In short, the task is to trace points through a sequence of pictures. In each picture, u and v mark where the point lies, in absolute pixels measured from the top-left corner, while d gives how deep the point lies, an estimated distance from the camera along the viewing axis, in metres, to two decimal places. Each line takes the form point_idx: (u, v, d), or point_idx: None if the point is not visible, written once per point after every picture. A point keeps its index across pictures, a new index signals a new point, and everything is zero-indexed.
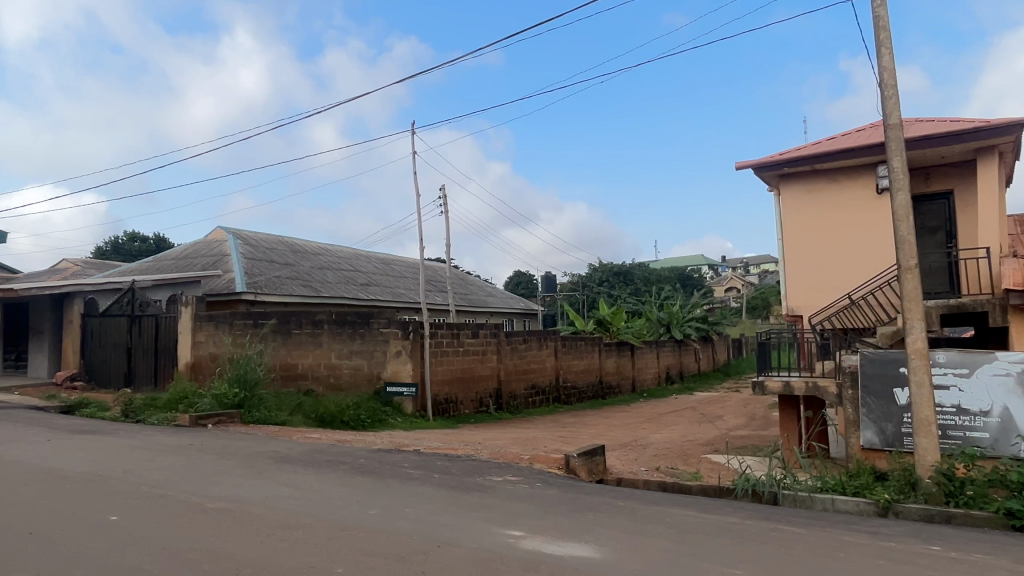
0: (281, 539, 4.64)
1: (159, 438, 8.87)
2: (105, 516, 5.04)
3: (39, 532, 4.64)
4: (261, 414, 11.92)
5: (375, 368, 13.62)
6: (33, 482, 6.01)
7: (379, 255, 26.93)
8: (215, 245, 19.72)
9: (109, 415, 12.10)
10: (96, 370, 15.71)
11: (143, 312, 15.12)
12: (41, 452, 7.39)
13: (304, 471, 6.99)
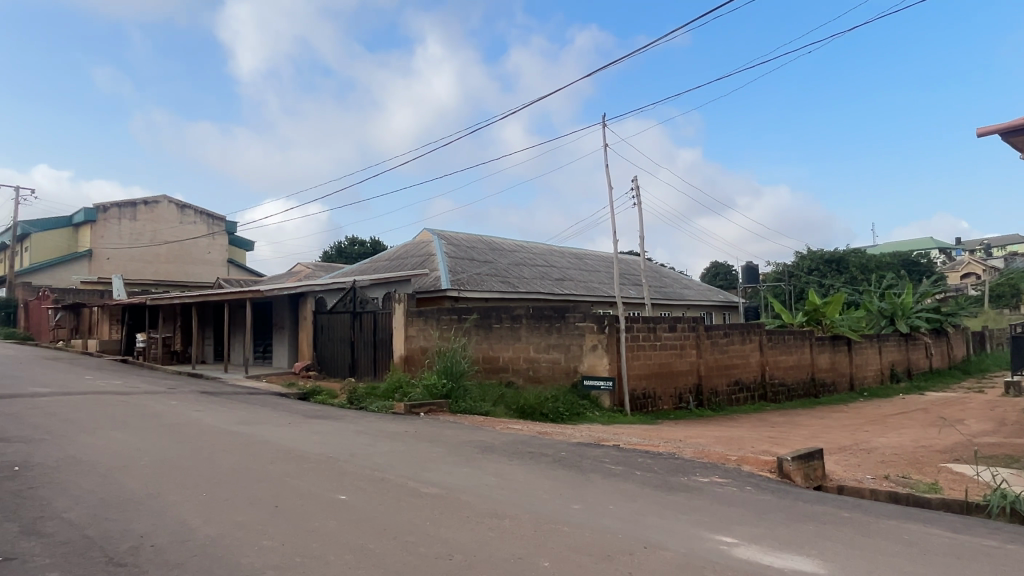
0: (490, 528, 4.78)
1: (379, 424, 9.68)
2: (336, 495, 5.54)
3: (283, 506, 5.21)
4: (467, 404, 12.53)
5: (572, 362, 13.78)
6: (279, 460, 6.80)
7: (573, 249, 27.16)
8: (423, 246, 21.15)
9: (338, 401, 13.46)
10: (326, 361, 17.56)
11: (363, 309, 16.61)
12: (285, 434, 8.38)
13: (509, 462, 7.19)
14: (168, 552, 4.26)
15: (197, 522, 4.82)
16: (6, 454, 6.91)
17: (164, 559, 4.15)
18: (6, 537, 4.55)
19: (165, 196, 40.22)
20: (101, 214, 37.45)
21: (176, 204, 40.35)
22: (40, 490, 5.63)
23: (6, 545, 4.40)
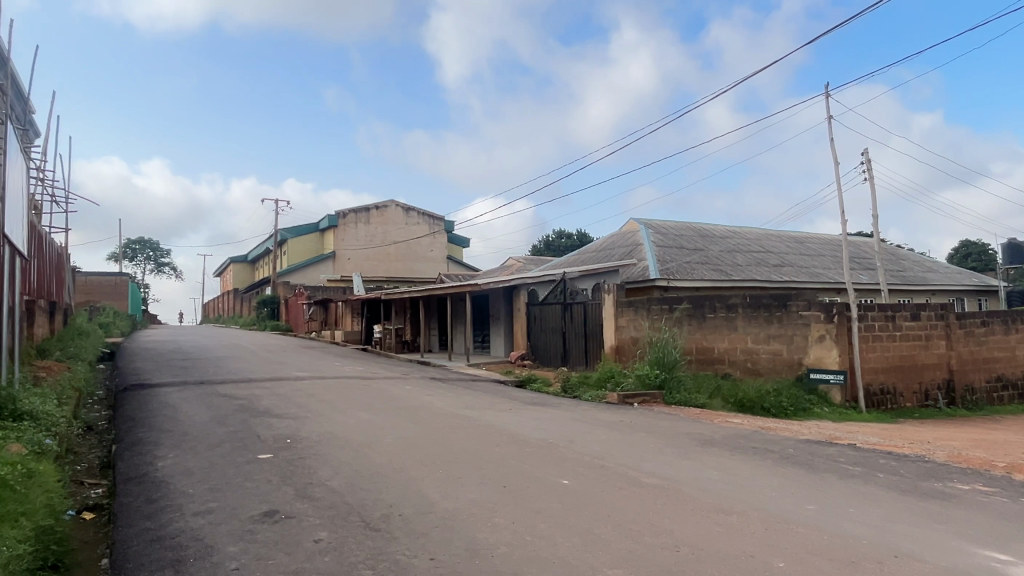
0: (717, 523, 4.64)
1: (595, 413, 9.81)
2: (559, 480, 5.72)
3: (511, 487, 5.48)
4: (682, 396, 12.24)
5: (795, 354, 12.83)
6: (504, 444, 7.17)
7: (792, 233, 25.30)
8: (629, 236, 21.03)
9: (552, 389, 13.88)
10: (540, 351, 18.17)
11: (573, 300, 16.94)
12: (507, 419, 8.82)
13: (731, 457, 6.91)
14: (414, 522, 4.69)
15: (436, 496, 5.25)
16: (280, 428, 8.08)
17: (411, 528, 4.58)
18: (285, 498, 5.32)
19: (392, 200, 44.23)
20: (342, 219, 42.55)
21: (402, 207, 44.15)
22: (308, 460, 6.50)
23: (286, 505, 5.14)
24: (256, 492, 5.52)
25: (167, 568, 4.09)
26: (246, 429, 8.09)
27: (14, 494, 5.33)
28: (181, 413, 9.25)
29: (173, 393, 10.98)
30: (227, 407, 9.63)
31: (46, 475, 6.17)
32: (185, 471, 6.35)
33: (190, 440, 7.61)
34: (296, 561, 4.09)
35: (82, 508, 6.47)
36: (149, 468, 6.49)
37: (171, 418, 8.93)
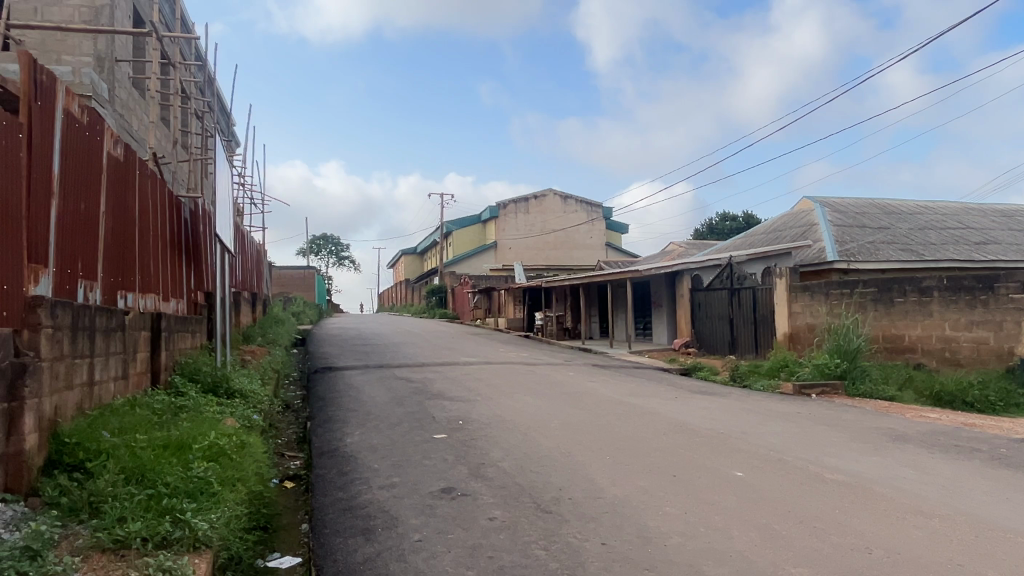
0: (916, 526, 4.23)
1: (767, 404, 9.31)
2: (732, 471, 5.50)
3: (682, 477, 5.35)
4: (867, 387, 11.26)
5: (1005, 343, 11.27)
6: (672, 432, 7.01)
7: (998, 207, 22.40)
8: (802, 216, 19.71)
9: (720, 378, 13.39)
10: (706, 338, 17.55)
11: (741, 285, 16.19)
12: (674, 408, 8.61)
13: (930, 455, 6.26)
14: (584, 506, 4.72)
15: (605, 482, 5.25)
16: (452, 410, 8.49)
17: (582, 511, 4.61)
18: (460, 477, 5.58)
19: (551, 189, 44.61)
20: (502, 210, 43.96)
21: (560, 195, 44.36)
22: (479, 441, 6.77)
23: (462, 483, 5.38)
24: (434, 470, 5.83)
25: (359, 535, 4.45)
26: (421, 410, 8.58)
27: (230, 461, 6.06)
28: (364, 394, 10.01)
29: (356, 376, 11.91)
30: (403, 389, 10.28)
31: (255, 446, 6.96)
32: (370, 448, 6.85)
33: (373, 419, 8.22)
34: (472, 536, 4.28)
35: (284, 477, 7.22)
36: (339, 444, 7.08)
37: (355, 398, 9.68)
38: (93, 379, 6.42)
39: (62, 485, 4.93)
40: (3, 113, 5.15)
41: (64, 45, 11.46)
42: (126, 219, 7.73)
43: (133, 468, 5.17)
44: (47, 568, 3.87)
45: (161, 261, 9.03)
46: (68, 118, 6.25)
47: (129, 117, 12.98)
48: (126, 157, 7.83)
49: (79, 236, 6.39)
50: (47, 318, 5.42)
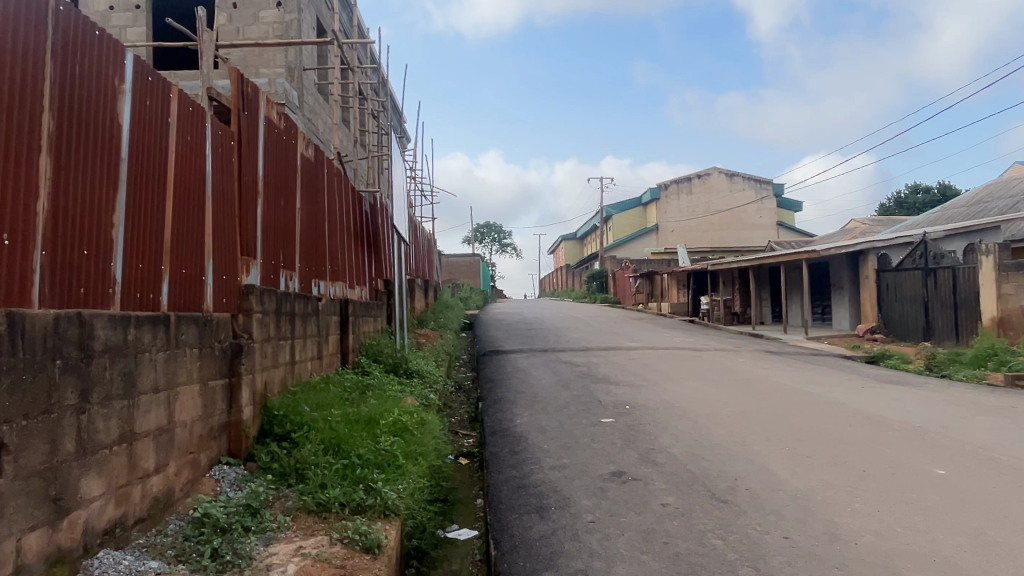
0: None
1: (972, 396, 8.34)
2: (933, 469, 5.00)
3: (873, 473, 4.95)
4: None
5: None
6: (859, 425, 6.51)
7: None
8: (1014, 185, 17.32)
9: (913, 367, 12.19)
10: (895, 324, 16.05)
11: (938, 264, 14.59)
12: (860, 398, 7.98)
13: None
14: (763, 498, 4.53)
15: (785, 474, 4.99)
16: (619, 395, 8.48)
17: (760, 503, 4.43)
18: (631, 461, 5.57)
19: (715, 167, 42.78)
20: (664, 192, 42.96)
21: (725, 173, 42.39)
22: (647, 427, 6.71)
23: (633, 468, 5.37)
24: (603, 453, 5.86)
25: (534, 513, 4.60)
26: (587, 394, 8.65)
27: (413, 437, 6.48)
28: (531, 377, 10.28)
29: (523, 359, 12.24)
30: (569, 373, 10.42)
31: (433, 423, 7.39)
32: (539, 429, 7.03)
33: (541, 401, 8.42)
34: (646, 521, 4.26)
35: (459, 454, 7.62)
36: (510, 424, 7.34)
37: (523, 381, 9.96)
38: (294, 359, 7.14)
39: (273, 452, 5.59)
40: (220, 124, 5.85)
41: (261, 59, 12.77)
42: (318, 214, 8.50)
43: (331, 439, 5.71)
44: (265, 526, 4.46)
45: (346, 252, 9.82)
46: (269, 125, 6.96)
47: (316, 120, 14.19)
48: (316, 157, 8.58)
49: (280, 231, 7.13)
50: (257, 304, 6.11)
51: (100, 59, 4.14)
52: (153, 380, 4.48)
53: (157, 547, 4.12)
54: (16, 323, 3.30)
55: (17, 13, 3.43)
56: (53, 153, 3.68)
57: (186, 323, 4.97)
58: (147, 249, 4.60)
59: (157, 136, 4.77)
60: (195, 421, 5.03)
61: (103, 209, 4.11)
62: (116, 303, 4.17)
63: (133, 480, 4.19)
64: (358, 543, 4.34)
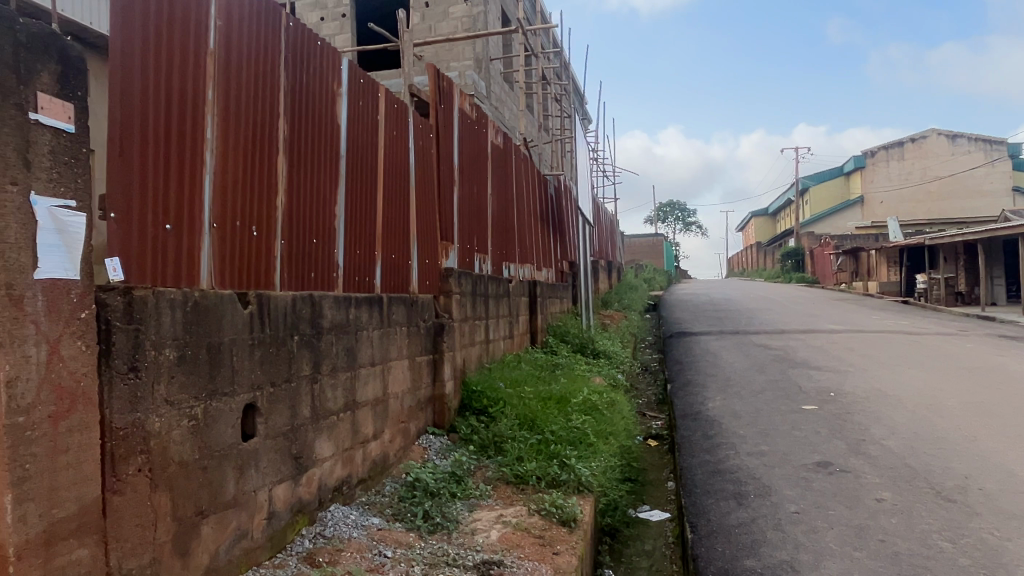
0: None
1: None
2: None
3: None
4: None
5: None
6: None
7: None
8: None
9: None
10: None
11: None
12: None
13: None
14: (1001, 500, 4.02)
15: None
16: (822, 381, 7.93)
17: (998, 506, 3.94)
18: (838, 451, 5.20)
19: (933, 128, 37.98)
20: (870, 159, 39.25)
21: (946, 134, 37.49)
22: (857, 416, 6.21)
23: (840, 459, 5.01)
24: (806, 442, 5.53)
25: (731, 499, 4.46)
26: (785, 379, 8.18)
27: (603, 416, 6.56)
28: (722, 360, 9.93)
29: (712, 341, 11.84)
30: (763, 356, 9.92)
31: (622, 404, 7.43)
32: (733, 414, 6.77)
33: (734, 385, 8.11)
34: (858, 516, 3.97)
35: (648, 435, 7.58)
36: (701, 407, 7.16)
37: (714, 364, 9.64)
38: (489, 338, 7.51)
39: (473, 425, 5.94)
40: (420, 118, 6.26)
41: (452, 53, 13.27)
42: (507, 200, 8.82)
43: (526, 415, 5.96)
44: (470, 493, 4.77)
45: (534, 234, 10.10)
46: (462, 116, 7.32)
47: (503, 108, 14.64)
48: (505, 144, 8.89)
49: (474, 216, 7.51)
50: (456, 286, 6.48)
51: (323, 67, 4.62)
52: (370, 355, 4.94)
53: (377, 505, 4.56)
54: (263, 303, 3.81)
55: (257, 32, 3.91)
56: (287, 154, 4.17)
57: (396, 304, 5.42)
58: (363, 237, 5.07)
59: (369, 134, 5.23)
60: (405, 393, 5.48)
61: (327, 201, 4.60)
62: (339, 285, 4.66)
63: (356, 444, 4.68)
64: (555, 515, 4.51)
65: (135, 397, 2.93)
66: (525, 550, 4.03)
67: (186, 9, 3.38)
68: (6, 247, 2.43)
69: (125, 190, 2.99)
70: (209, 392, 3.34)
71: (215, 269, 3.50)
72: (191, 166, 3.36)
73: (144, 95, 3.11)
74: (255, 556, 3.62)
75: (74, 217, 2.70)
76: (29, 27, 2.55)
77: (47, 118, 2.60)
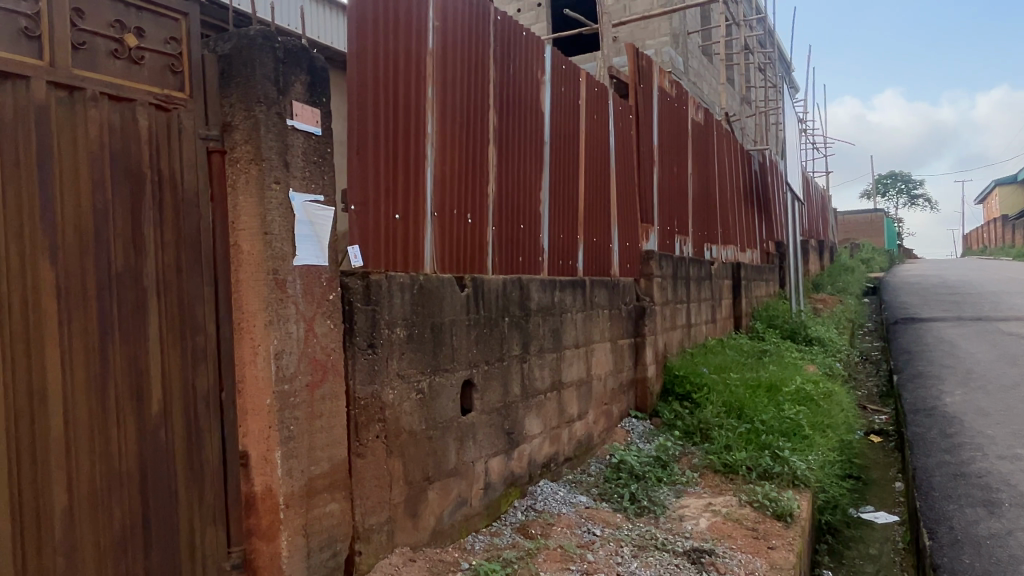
0: None
1: None
2: None
3: None
4: None
5: None
6: None
7: None
8: None
9: None
10: None
11: None
12: None
13: None
14: None
15: None
16: None
17: None
18: None
19: None
20: None
21: None
22: None
23: None
24: None
25: (979, 506, 3.95)
26: None
27: (819, 407, 6.11)
28: (961, 349, 8.79)
29: (948, 328, 10.51)
30: (1014, 346, 8.62)
31: (840, 395, 6.87)
32: (978, 412, 5.97)
33: (978, 378, 7.14)
34: None
35: (871, 430, 6.94)
36: (937, 402, 6.40)
37: (950, 354, 8.55)
38: (691, 322, 7.31)
39: (676, 410, 5.84)
40: (620, 100, 6.21)
41: (648, 31, 12.85)
42: (709, 178, 8.48)
43: (732, 402, 5.74)
44: (676, 478, 4.71)
45: (737, 214, 9.62)
46: (662, 94, 7.16)
47: (701, 83, 14.03)
48: (706, 120, 8.54)
49: (675, 197, 7.31)
50: (658, 269, 6.37)
51: (528, 56, 4.75)
52: (574, 336, 5.04)
53: (583, 484, 4.66)
54: (478, 287, 4.03)
55: (469, 28, 4.12)
56: (497, 142, 4.35)
57: (598, 287, 5.46)
58: (566, 221, 5.16)
59: (571, 118, 5.29)
60: (608, 375, 5.51)
61: (533, 187, 4.74)
62: (544, 269, 4.79)
63: (562, 423, 4.80)
64: (769, 508, 4.29)
65: (373, 370, 3.25)
66: (737, 542, 3.89)
67: (408, 13, 3.65)
68: (272, 238, 2.79)
69: (362, 185, 3.32)
70: (433, 368, 3.61)
71: (435, 254, 3.76)
72: (415, 159, 3.64)
73: (375, 96, 3.41)
74: (474, 523, 3.87)
75: (323, 210, 3.05)
76: (286, 44, 2.90)
77: (300, 123, 2.94)
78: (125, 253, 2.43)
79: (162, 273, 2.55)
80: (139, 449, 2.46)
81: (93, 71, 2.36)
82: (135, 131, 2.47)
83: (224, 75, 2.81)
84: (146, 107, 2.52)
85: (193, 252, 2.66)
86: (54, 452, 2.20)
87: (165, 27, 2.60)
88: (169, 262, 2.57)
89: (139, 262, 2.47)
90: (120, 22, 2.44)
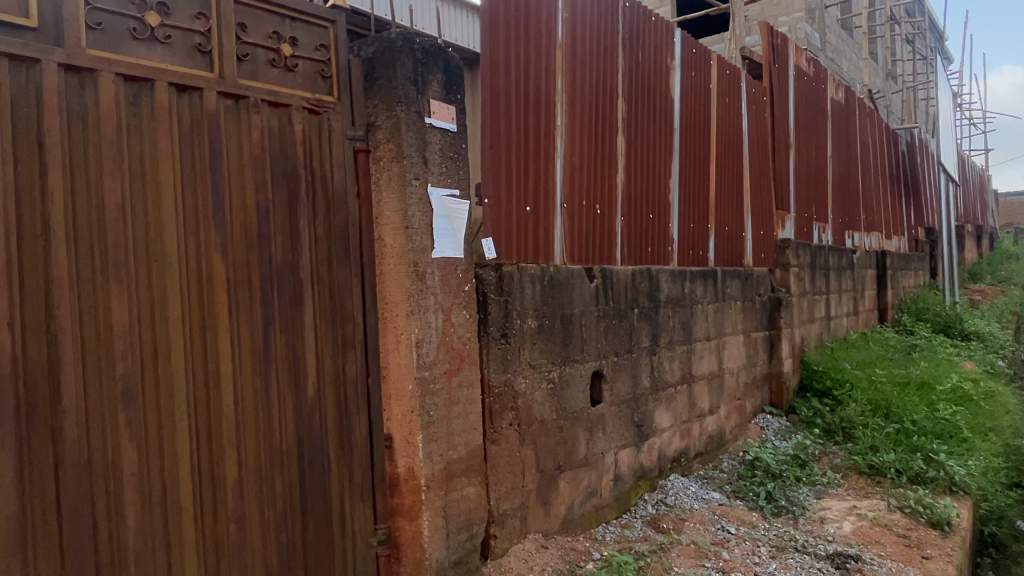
0: None
1: None
2: None
3: None
4: None
5: None
6: None
7: None
8: None
9: None
10: None
11: None
12: None
13: None
14: None
15: None
16: None
17: None
18: None
19: None
20: None
21: None
22: None
23: None
24: None
25: None
26: None
27: (980, 408, 5.60)
28: None
29: None
30: None
31: (1005, 395, 6.25)
32: None
33: None
34: None
35: None
36: None
37: None
38: (830, 314, 6.90)
39: (815, 407, 5.55)
40: (753, 81, 5.94)
41: (780, 7, 12.06)
42: (850, 161, 7.95)
43: (879, 401, 5.38)
44: (815, 478, 4.48)
45: (882, 198, 8.95)
46: (798, 73, 6.77)
47: (840, 59, 13.11)
48: (847, 99, 8.00)
49: (812, 182, 6.91)
50: (794, 258, 6.05)
51: (657, 43, 4.65)
52: (705, 329, 4.90)
53: (716, 479, 4.55)
54: (607, 278, 4.01)
55: (597, 18, 4.10)
56: (626, 132, 4.30)
57: (730, 278, 5.27)
58: (696, 210, 5.02)
59: (701, 104, 5.13)
60: (741, 369, 5.32)
61: (662, 176, 4.65)
62: (674, 259, 4.69)
63: (693, 417, 4.69)
64: (923, 515, 3.99)
65: (507, 359, 3.33)
66: (887, 548, 3.65)
67: (539, 7, 3.68)
68: (413, 232, 2.91)
69: (495, 178, 3.39)
70: (564, 359, 3.65)
71: (565, 246, 3.78)
72: (545, 151, 3.67)
73: (506, 91, 3.46)
74: (604, 514, 3.87)
75: (458, 204, 3.14)
76: (424, 44, 3.01)
77: (437, 121, 3.04)
78: (283, 248, 2.62)
79: (315, 266, 2.74)
80: (297, 429, 2.66)
81: (255, 79, 2.56)
82: (291, 134, 2.66)
83: (368, 78, 2.96)
84: (299, 111, 2.70)
85: (342, 246, 2.83)
86: (227, 429, 2.43)
87: (315, 35, 2.77)
88: (321, 256, 2.76)
89: (295, 256, 2.66)
90: (277, 33, 2.63)
